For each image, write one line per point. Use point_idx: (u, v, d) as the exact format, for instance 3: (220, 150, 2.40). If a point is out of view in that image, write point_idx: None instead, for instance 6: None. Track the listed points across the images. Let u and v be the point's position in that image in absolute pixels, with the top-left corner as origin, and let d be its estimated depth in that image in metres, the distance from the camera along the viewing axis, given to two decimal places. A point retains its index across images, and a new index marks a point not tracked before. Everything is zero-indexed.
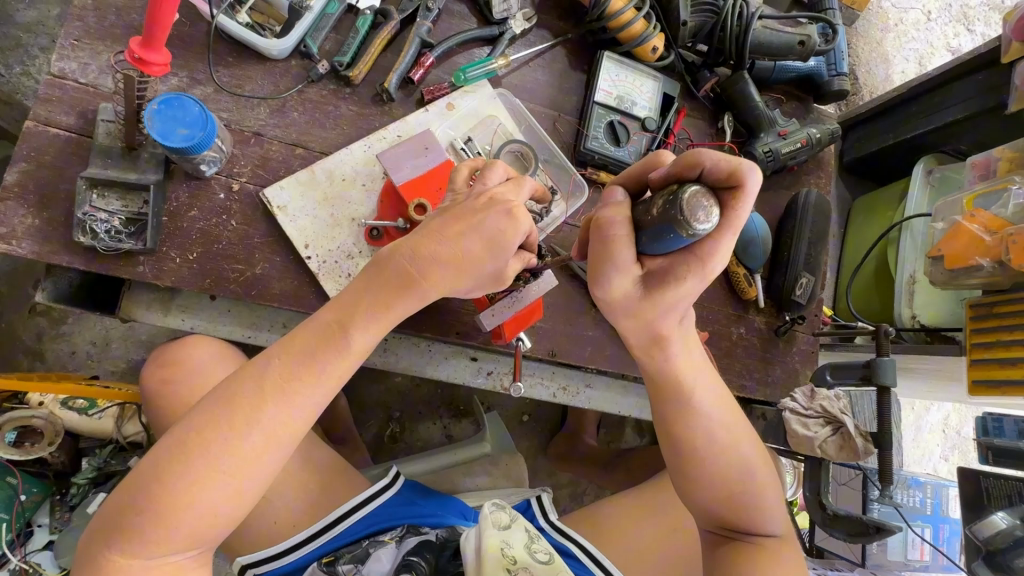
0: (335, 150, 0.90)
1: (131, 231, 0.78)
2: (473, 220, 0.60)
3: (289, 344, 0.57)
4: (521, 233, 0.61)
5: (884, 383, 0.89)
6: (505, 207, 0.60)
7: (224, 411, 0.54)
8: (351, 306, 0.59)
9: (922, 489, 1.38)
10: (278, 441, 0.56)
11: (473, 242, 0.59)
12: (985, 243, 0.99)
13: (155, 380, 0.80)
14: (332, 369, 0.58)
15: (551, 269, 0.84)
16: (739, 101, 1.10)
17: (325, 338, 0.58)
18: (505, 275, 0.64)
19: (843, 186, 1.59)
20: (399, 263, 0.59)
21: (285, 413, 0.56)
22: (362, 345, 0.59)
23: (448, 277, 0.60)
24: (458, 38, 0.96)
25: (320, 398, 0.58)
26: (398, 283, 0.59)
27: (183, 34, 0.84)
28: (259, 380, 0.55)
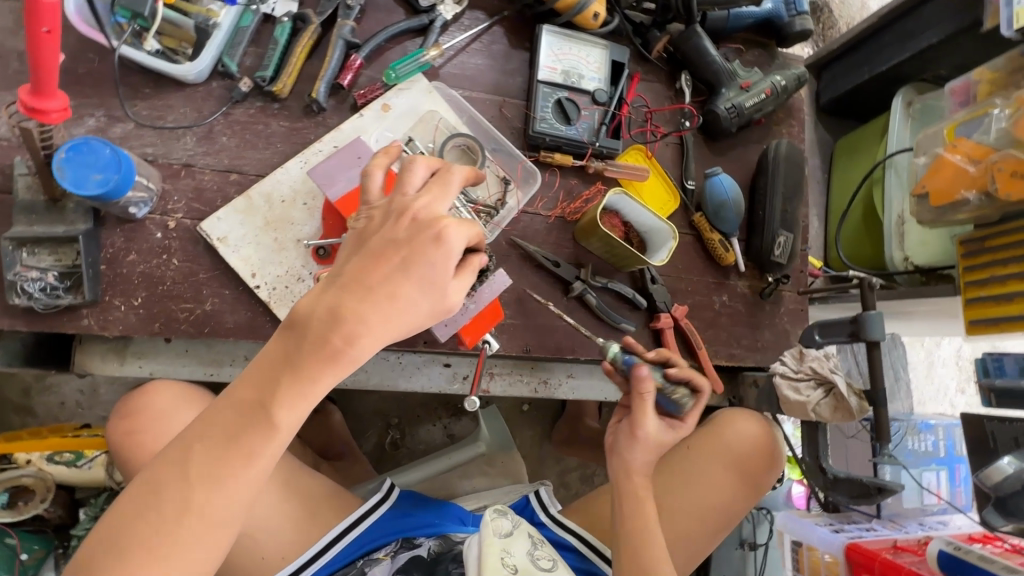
0: (271, 170, 0.86)
1: (67, 285, 0.75)
2: (399, 261, 0.57)
3: (211, 428, 0.53)
4: (454, 257, 0.59)
5: (872, 337, 0.85)
6: (429, 233, 0.58)
7: (152, 506, 0.51)
8: (271, 381, 0.54)
9: (933, 432, 1.34)
10: (219, 529, 0.53)
11: (399, 283, 0.57)
12: (970, 175, 0.94)
13: (119, 432, 0.78)
14: (265, 453, 0.54)
15: (502, 270, 0.85)
16: (695, 58, 1.04)
17: (249, 420, 0.54)
18: (451, 304, 0.61)
19: (824, 128, 1.51)
20: (318, 327, 0.55)
21: (217, 502, 0.52)
22: (290, 421, 0.55)
23: (379, 331, 0.56)
24: (385, 33, 0.90)
25: (255, 483, 0.54)
26: (320, 349, 0.55)
27: (94, 71, 0.80)
28: (186, 469, 0.52)
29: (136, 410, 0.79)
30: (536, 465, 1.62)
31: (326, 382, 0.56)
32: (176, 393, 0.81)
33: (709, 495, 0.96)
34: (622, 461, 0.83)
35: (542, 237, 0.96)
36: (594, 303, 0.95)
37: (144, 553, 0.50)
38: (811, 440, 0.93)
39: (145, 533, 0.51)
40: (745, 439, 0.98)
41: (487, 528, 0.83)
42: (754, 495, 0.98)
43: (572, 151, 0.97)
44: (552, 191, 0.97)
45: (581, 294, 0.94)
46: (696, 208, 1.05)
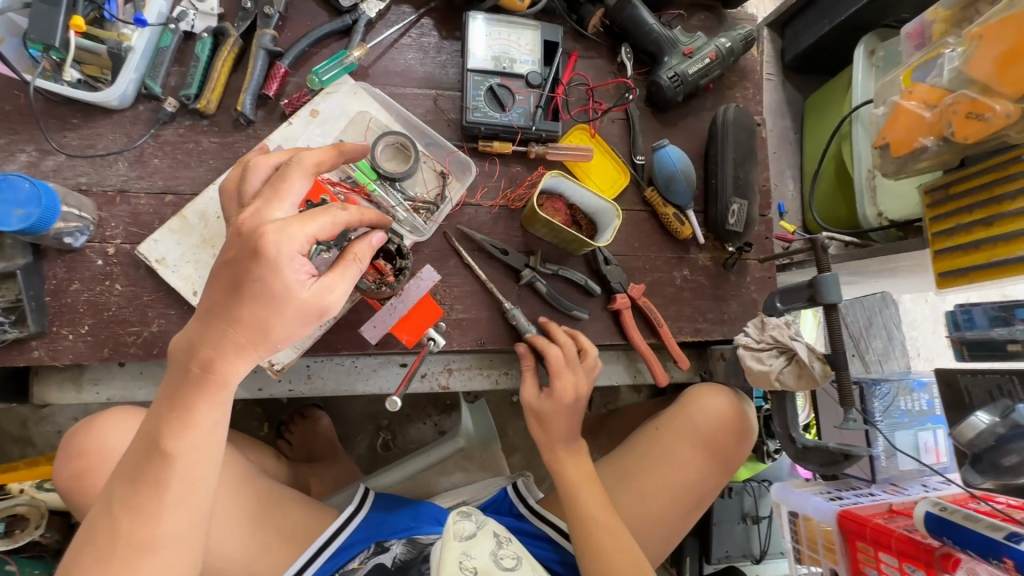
0: (206, 188, 0.86)
1: (12, 319, 0.77)
2: (229, 285, 0.56)
3: (120, 469, 0.55)
4: (285, 265, 0.55)
5: (829, 301, 0.83)
6: (248, 250, 0.55)
7: (88, 545, 0.53)
8: (157, 416, 0.56)
9: (928, 389, 1.29)
10: (160, 553, 0.54)
11: (242, 305, 0.55)
12: (926, 121, 0.89)
13: (66, 473, 0.78)
14: (171, 479, 0.55)
15: (429, 266, 0.89)
16: (632, 29, 1.01)
17: (148, 454, 0.55)
18: (323, 307, 0.58)
19: (793, 87, 1.46)
20: (183, 359, 0.56)
21: (148, 530, 0.54)
22: (186, 445, 0.55)
23: (238, 351, 0.56)
24: (308, 38, 0.90)
25: (177, 507, 0.55)
26: (193, 377, 0.56)
27: (21, 107, 0.81)
28: (109, 506, 0.54)
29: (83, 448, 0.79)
30: (530, 455, 1.61)
31: (209, 404, 0.56)
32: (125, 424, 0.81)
33: (679, 478, 0.95)
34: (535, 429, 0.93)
35: (489, 228, 0.95)
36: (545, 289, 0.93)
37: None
38: (780, 411, 0.90)
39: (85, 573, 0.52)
40: (708, 419, 0.96)
41: (448, 531, 0.84)
42: (724, 469, 0.97)
43: (510, 138, 0.95)
44: (494, 181, 0.95)
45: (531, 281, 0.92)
46: (648, 183, 1.03)
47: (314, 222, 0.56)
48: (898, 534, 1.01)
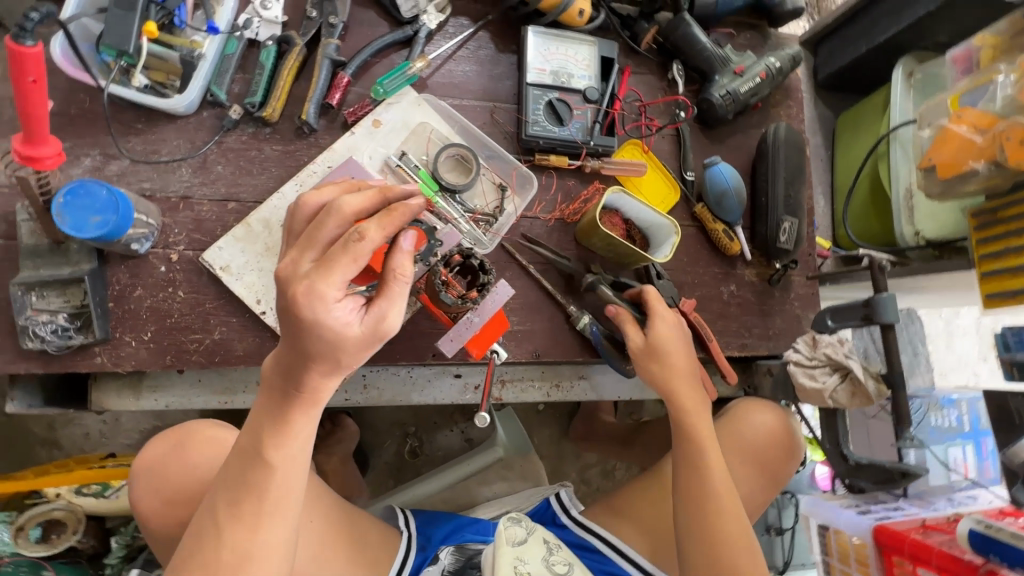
0: (268, 196, 0.86)
1: (78, 325, 0.77)
2: (286, 326, 0.53)
3: (220, 482, 0.55)
4: (324, 311, 0.51)
5: (886, 321, 0.83)
6: (287, 305, 0.51)
7: (192, 558, 0.53)
8: (256, 426, 0.55)
9: (957, 406, 1.31)
10: (262, 563, 0.54)
11: (302, 351, 0.52)
12: (976, 145, 0.91)
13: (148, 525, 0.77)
14: (272, 489, 0.54)
15: (504, 281, 0.91)
16: (685, 47, 1.02)
17: (249, 466, 0.54)
18: (377, 330, 0.53)
19: (825, 104, 1.48)
20: (279, 383, 0.55)
21: (251, 540, 0.54)
22: (286, 454, 0.55)
23: (321, 376, 0.54)
24: (370, 48, 0.90)
25: (277, 518, 0.54)
26: (291, 394, 0.55)
27: (86, 111, 0.81)
28: (213, 519, 0.54)
29: (147, 470, 0.77)
30: (556, 464, 1.61)
31: (304, 416, 0.55)
32: (187, 439, 0.79)
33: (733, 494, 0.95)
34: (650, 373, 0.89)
35: (544, 240, 0.95)
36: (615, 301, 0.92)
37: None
38: (830, 427, 0.92)
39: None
40: (761, 431, 0.98)
41: (500, 536, 0.84)
42: (772, 484, 0.98)
43: (567, 152, 0.96)
44: (550, 194, 0.96)
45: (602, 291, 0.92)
46: (697, 199, 1.04)
47: (338, 267, 0.51)
48: (938, 550, 1.03)
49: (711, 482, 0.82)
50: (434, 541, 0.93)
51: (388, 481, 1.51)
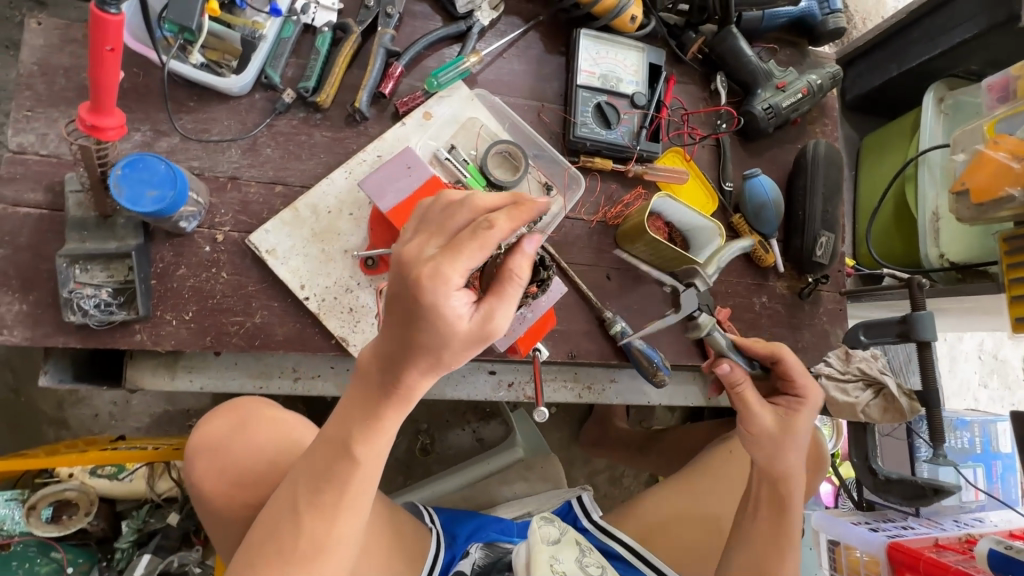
0: (315, 181, 0.85)
1: (121, 301, 0.75)
2: (398, 315, 0.53)
3: (305, 468, 0.61)
4: (447, 301, 0.50)
5: (924, 338, 0.85)
6: (409, 289, 0.51)
7: (273, 536, 0.60)
8: (346, 418, 0.59)
9: (970, 429, 1.32)
10: (332, 552, 0.60)
11: (414, 340, 0.53)
12: (1013, 171, 0.93)
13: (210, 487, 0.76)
14: (352, 484, 0.60)
15: (559, 279, 0.89)
16: (731, 59, 1.03)
17: (335, 458, 0.59)
18: (488, 329, 0.53)
19: (851, 125, 1.50)
20: (377, 375, 0.58)
21: (327, 531, 0.60)
22: (370, 455, 0.59)
23: (421, 373, 0.56)
24: (425, 41, 0.90)
25: (354, 508, 0.61)
26: (383, 395, 0.58)
27: (139, 85, 0.80)
28: (294, 503, 0.60)
29: (207, 449, 0.76)
30: (565, 469, 1.60)
31: (393, 415, 0.59)
32: (248, 418, 0.79)
33: None
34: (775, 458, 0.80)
35: (584, 242, 0.95)
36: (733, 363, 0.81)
37: (274, 573, 0.59)
38: (859, 442, 0.95)
39: (272, 559, 0.59)
40: None
41: (535, 534, 0.85)
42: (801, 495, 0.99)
43: (611, 155, 0.97)
44: (593, 196, 0.96)
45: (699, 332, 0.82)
46: (734, 209, 1.05)
47: (465, 254, 0.50)
48: (955, 568, 1.03)
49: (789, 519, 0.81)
50: (459, 539, 0.93)
51: (398, 478, 1.48)
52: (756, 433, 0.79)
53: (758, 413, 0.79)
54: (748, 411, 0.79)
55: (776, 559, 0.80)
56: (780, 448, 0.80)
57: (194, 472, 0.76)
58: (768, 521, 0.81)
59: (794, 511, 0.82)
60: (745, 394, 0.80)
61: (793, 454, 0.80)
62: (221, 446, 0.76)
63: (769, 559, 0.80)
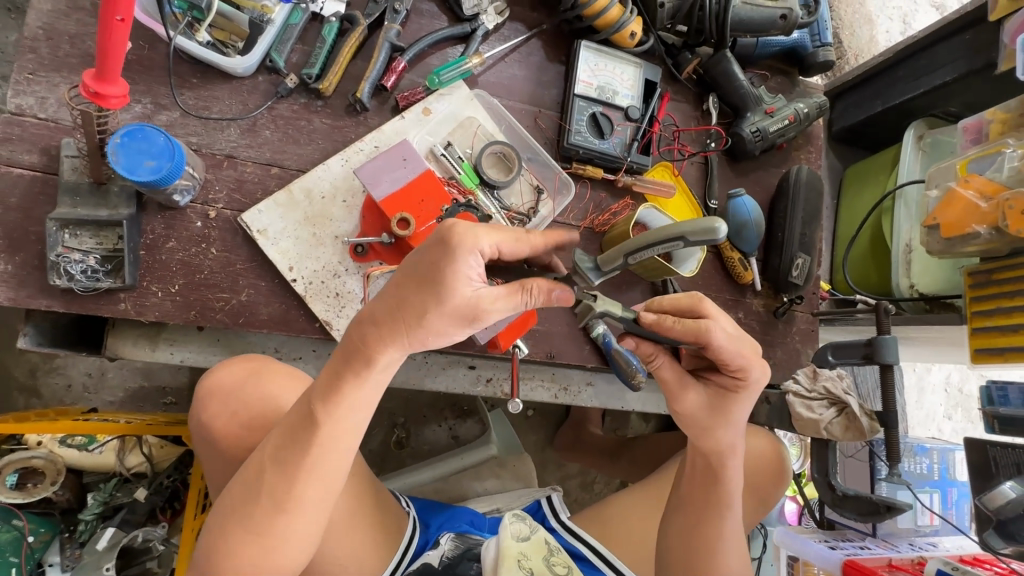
0: (312, 166, 0.87)
1: (108, 269, 0.76)
2: (407, 274, 0.56)
3: (280, 428, 0.63)
4: (463, 261, 0.54)
5: (887, 361, 0.89)
6: (436, 239, 0.55)
7: (242, 486, 0.63)
8: (320, 384, 0.61)
9: (929, 455, 1.37)
10: (293, 513, 0.62)
11: (411, 298, 0.56)
12: (980, 209, 0.98)
13: (211, 418, 0.75)
14: (314, 447, 0.61)
15: None
16: (723, 82, 1.06)
17: (304, 419, 0.61)
18: (482, 307, 0.55)
19: (836, 155, 1.55)
20: (354, 336, 0.59)
21: (288, 490, 0.61)
22: (334, 418, 0.61)
23: (394, 338, 0.57)
24: (429, 39, 0.92)
25: (315, 471, 0.62)
26: (353, 359, 0.59)
27: (143, 58, 0.81)
28: (264, 457, 0.63)
29: (220, 393, 0.76)
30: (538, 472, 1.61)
31: (360, 385, 0.60)
32: (262, 367, 0.78)
33: None
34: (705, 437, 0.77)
35: None
36: (637, 335, 0.75)
37: (238, 521, 0.62)
38: (821, 458, 0.97)
39: (236, 512, 0.62)
40: (756, 453, 1.02)
41: (507, 530, 0.88)
42: (761, 502, 1.01)
43: (602, 165, 1.00)
44: (582, 203, 0.99)
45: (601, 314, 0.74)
46: None
47: (497, 228, 0.57)
48: None
49: (721, 503, 0.79)
50: (432, 527, 0.96)
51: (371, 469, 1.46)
52: (687, 412, 0.75)
53: (683, 399, 0.75)
54: (670, 390, 0.75)
55: (710, 528, 0.79)
56: (714, 425, 0.75)
57: (204, 414, 0.76)
58: (702, 492, 0.80)
59: (732, 477, 0.79)
60: (661, 374, 0.75)
61: (724, 433, 0.76)
62: (232, 390, 0.76)
63: (702, 529, 0.79)
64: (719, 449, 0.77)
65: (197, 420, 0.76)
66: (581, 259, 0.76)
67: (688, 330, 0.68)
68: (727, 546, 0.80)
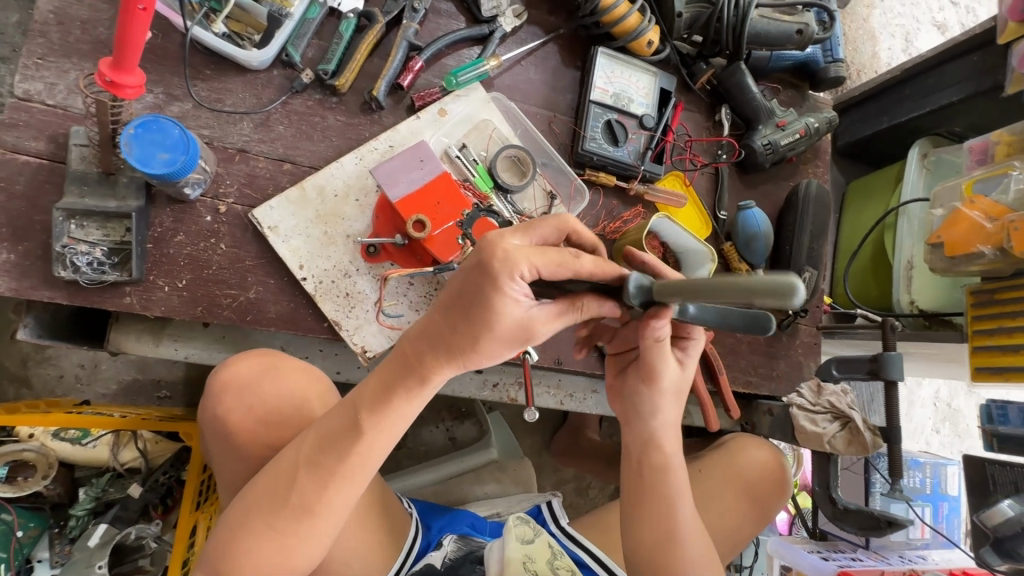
0: (325, 164, 0.86)
1: (114, 261, 0.74)
2: (456, 297, 0.56)
3: (317, 431, 0.63)
4: (511, 289, 0.54)
5: (891, 377, 0.90)
6: (479, 266, 0.54)
7: (271, 487, 0.62)
8: (366, 391, 0.62)
9: (921, 469, 1.39)
10: (323, 518, 0.62)
11: (462, 319, 0.56)
12: (986, 230, 0.99)
13: (228, 409, 0.73)
14: (353, 454, 0.61)
15: None
16: (736, 93, 1.06)
17: (345, 424, 0.62)
18: (533, 332, 0.56)
19: (839, 170, 1.56)
20: (408, 348, 0.60)
21: (319, 494, 0.61)
22: (379, 428, 0.61)
23: (445, 353, 0.59)
24: (447, 39, 0.91)
25: (351, 480, 0.62)
26: (404, 368, 0.61)
27: (156, 47, 0.79)
28: (297, 460, 0.62)
29: (235, 387, 0.74)
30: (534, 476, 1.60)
31: (407, 396, 0.61)
32: (279, 362, 0.77)
33: (731, 521, 0.97)
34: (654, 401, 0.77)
35: None
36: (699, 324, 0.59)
37: (262, 519, 0.61)
38: (821, 471, 0.99)
39: (261, 514, 0.61)
40: (757, 464, 1.03)
41: (512, 531, 0.87)
42: (768, 516, 1.03)
43: (616, 172, 1.00)
44: (595, 210, 0.99)
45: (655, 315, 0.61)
46: (726, 237, 1.08)
47: (545, 256, 0.55)
48: None
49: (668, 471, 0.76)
50: (434, 529, 0.95)
51: None
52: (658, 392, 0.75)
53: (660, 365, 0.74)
54: (659, 364, 0.74)
55: (664, 519, 0.74)
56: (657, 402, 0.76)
57: (219, 408, 0.74)
58: (650, 485, 0.76)
59: (675, 465, 0.77)
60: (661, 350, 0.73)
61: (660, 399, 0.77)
62: (248, 385, 0.74)
63: (655, 522, 0.74)
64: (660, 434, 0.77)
65: (212, 414, 0.73)
66: (633, 289, 0.57)
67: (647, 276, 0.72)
68: (690, 524, 0.75)
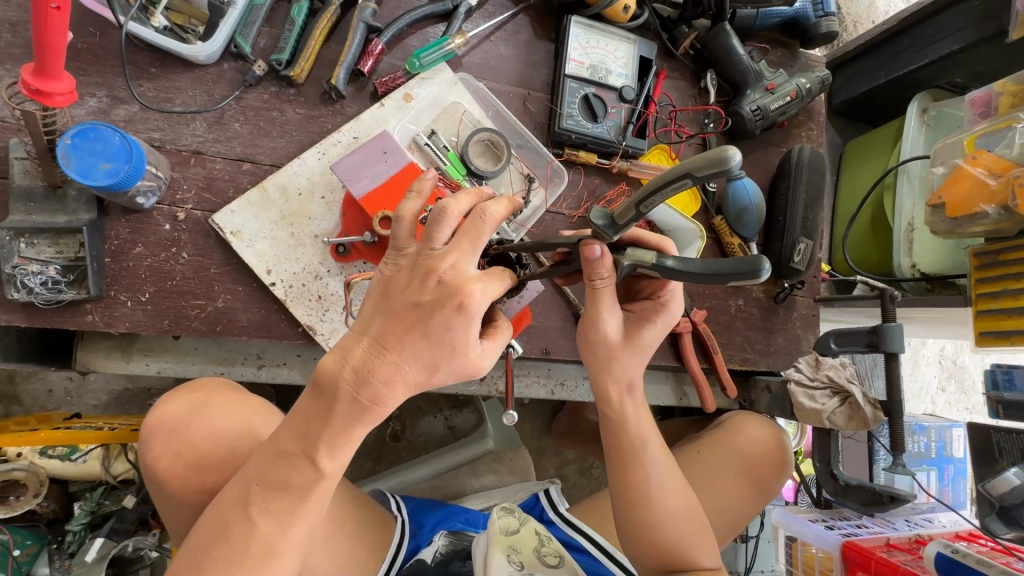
0: (287, 161, 0.81)
1: (70, 279, 0.71)
2: (417, 334, 0.54)
3: (256, 474, 0.57)
4: (477, 322, 0.56)
5: (891, 349, 0.87)
6: (451, 303, 0.54)
7: (222, 539, 0.56)
8: (308, 429, 0.56)
9: (926, 433, 1.34)
10: (285, 556, 0.58)
11: (423, 352, 0.55)
12: (989, 187, 0.94)
13: (156, 452, 0.70)
14: (314, 492, 0.57)
15: (536, 279, 0.86)
16: (721, 55, 1.00)
17: (293, 468, 0.56)
18: (481, 367, 0.59)
19: (835, 130, 1.50)
20: (348, 389, 0.55)
21: (281, 535, 0.57)
22: (335, 461, 0.57)
23: (403, 384, 0.55)
24: (408, 18, 0.85)
25: (314, 511, 0.58)
26: (351, 411, 0.55)
27: (95, 47, 0.74)
28: (246, 508, 0.57)
29: (164, 430, 0.71)
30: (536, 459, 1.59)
31: (364, 428, 0.56)
32: (210, 398, 0.74)
33: (719, 503, 0.95)
34: (606, 367, 0.74)
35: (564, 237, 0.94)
36: (680, 280, 0.60)
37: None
38: (823, 447, 0.99)
39: (218, 565, 0.56)
40: (757, 445, 1.00)
41: (494, 526, 0.84)
42: (764, 496, 0.99)
43: (596, 150, 0.94)
44: (576, 190, 0.95)
45: (632, 268, 0.62)
46: (717, 210, 1.03)
47: (496, 282, 0.57)
48: (878, 557, 1.04)
49: (634, 435, 0.75)
50: (425, 528, 0.93)
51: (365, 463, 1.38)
52: (594, 338, 0.71)
53: (608, 315, 0.69)
54: (595, 311, 0.68)
55: (636, 476, 0.74)
56: (612, 358, 0.73)
57: (149, 453, 0.70)
58: (616, 443, 0.76)
59: (638, 420, 0.76)
60: (600, 295, 0.66)
61: (621, 366, 0.74)
62: (178, 426, 0.71)
63: (627, 478, 0.75)
64: (622, 383, 0.75)
65: (141, 463, 0.70)
66: (595, 212, 0.58)
67: (644, 240, 0.68)
68: (671, 504, 0.74)
